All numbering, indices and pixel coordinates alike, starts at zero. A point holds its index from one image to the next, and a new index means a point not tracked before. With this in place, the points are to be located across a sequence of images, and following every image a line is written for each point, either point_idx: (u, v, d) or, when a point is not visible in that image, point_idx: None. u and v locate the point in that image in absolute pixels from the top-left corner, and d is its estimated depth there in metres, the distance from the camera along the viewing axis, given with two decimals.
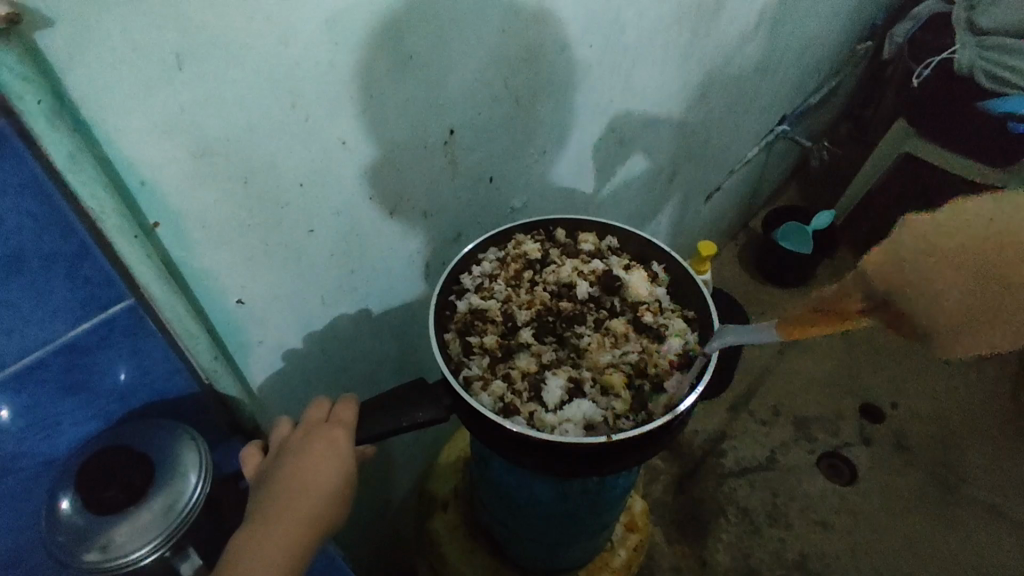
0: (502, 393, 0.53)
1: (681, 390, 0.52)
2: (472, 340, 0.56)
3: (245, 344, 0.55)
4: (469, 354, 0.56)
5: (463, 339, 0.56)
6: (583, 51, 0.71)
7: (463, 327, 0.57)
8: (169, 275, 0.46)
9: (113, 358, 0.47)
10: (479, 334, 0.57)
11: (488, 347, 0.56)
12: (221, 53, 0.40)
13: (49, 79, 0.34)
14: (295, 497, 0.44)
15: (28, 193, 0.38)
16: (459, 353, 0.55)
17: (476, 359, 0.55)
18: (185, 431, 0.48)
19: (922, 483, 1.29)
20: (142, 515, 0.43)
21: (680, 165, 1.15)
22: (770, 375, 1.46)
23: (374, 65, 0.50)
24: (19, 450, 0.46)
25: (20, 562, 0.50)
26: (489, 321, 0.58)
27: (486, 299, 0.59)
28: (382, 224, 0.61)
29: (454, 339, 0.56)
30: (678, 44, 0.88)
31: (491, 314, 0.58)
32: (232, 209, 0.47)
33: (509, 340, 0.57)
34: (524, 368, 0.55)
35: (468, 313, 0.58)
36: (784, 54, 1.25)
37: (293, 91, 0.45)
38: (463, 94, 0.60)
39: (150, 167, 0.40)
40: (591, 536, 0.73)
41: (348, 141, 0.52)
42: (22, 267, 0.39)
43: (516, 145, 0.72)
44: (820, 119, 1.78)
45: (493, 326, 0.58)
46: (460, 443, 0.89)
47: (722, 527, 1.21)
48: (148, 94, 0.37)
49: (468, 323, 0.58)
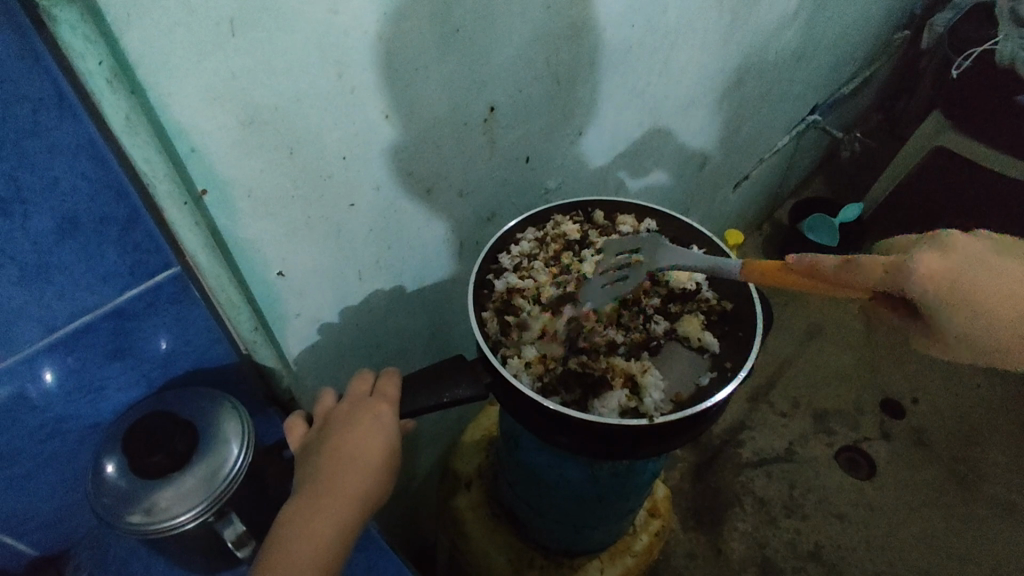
0: (541, 372, 0.52)
1: (720, 380, 0.52)
2: (509, 319, 0.56)
3: (283, 317, 0.55)
4: (506, 331, 0.55)
5: (500, 317, 0.56)
6: (625, 31, 0.70)
7: (501, 306, 0.57)
8: (214, 244, 0.46)
9: (157, 325, 0.47)
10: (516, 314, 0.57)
11: (526, 327, 0.55)
12: (273, 17, 0.39)
13: (108, 39, 0.33)
14: (343, 471, 0.45)
15: (84, 155, 0.38)
16: (497, 331, 0.55)
17: (513, 337, 0.55)
18: (226, 399, 0.49)
19: (942, 480, 1.28)
20: (186, 481, 0.44)
21: (711, 152, 1.13)
22: (791, 366, 1.45)
23: (421, 36, 0.49)
24: (65, 414, 0.47)
25: (63, 519, 0.52)
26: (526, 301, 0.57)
27: (522, 278, 0.59)
28: (420, 201, 0.60)
29: (492, 317, 0.56)
30: (718, 26, 0.86)
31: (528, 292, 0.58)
32: (275, 177, 0.46)
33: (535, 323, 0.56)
34: (560, 342, 0.54)
35: (507, 292, 0.58)
36: (822, 41, 1.22)
37: (341, 61, 0.45)
38: (506, 71, 0.59)
39: (201, 133, 0.40)
40: (616, 520, 0.73)
41: (390, 116, 0.51)
42: (76, 230, 0.40)
43: (553, 126, 0.71)
44: (852, 109, 1.74)
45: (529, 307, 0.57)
46: (484, 423, 0.89)
47: (737, 516, 1.21)
48: (202, 58, 0.37)
49: (506, 302, 0.57)
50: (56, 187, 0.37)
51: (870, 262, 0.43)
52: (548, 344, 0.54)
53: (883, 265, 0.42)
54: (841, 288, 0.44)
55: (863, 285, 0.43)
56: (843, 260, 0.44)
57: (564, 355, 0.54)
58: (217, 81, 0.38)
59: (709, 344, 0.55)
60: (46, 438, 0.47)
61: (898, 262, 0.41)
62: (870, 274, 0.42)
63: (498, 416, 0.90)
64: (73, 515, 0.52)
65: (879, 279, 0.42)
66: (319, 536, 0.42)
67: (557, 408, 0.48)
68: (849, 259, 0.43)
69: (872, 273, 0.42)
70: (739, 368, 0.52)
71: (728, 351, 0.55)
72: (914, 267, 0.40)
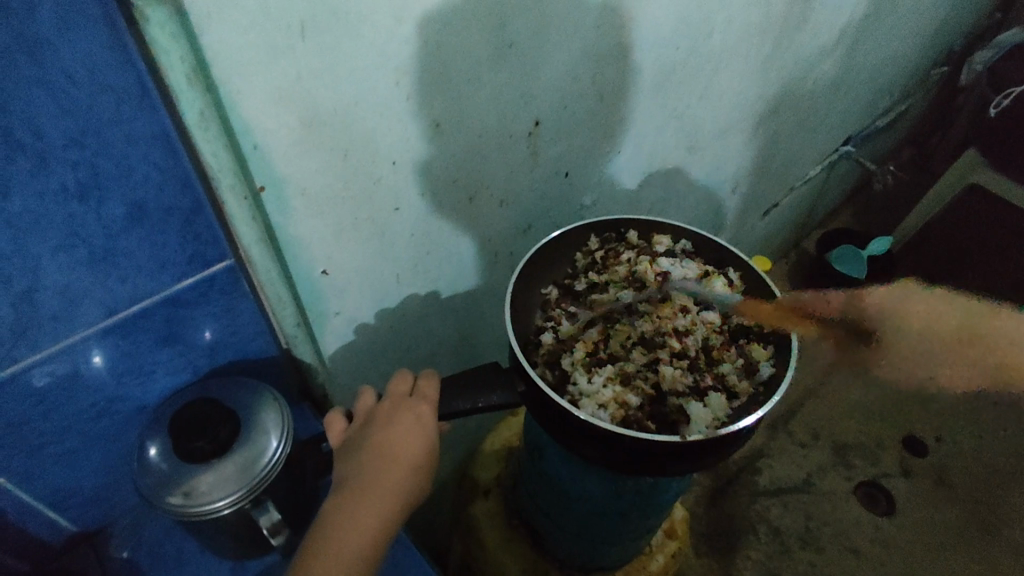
0: (616, 413, 0.51)
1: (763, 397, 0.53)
2: (570, 369, 0.55)
3: (323, 315, 0.56)
4: (570, 380, 0.54)
5: (559, 368, 0.55)
6: (670, 53, 0.71)
7: (553, 357, 0.56)
8: (269, 239, 0.47)
9: (205, 314, 0.49)
10: (574, 361, 0.55)
11: (590, 373, 0.54)
12: (342, 24, 0.41)
13: (191, 38, 0.35)
14: (387, 465, 0.46)
15: (158, 147, 0.40)
16: (560, 381, 0.54)
17: (576, 383, 0.54)
18: (267, 390, 0.50)
19: (980, 519, 1.26)
20: (226, 466, 0.45)
21: (744, 178, 1.14)
22: (813, 398, 1.43)
23: (476, 50, 0.50)
24: (116, 394, 0.49)
25: (106, 496, 0.54)
26: (581, 348, 0.57)
27: (576, 325, 0.59)
28: (462, 208, 0.62)
29: (547, 369, 0.55)
30: (760, 53, 0.87)
31: (584, 343, 0.57)
32: (330, 178, 0.47)
33: (599, 368, 0.55)
34: (625, 383, 0.54)
35: (560, 345, 0.57)
36: (859, 73, 1.22)
37: (399, 69, 0.46)
38: (553, 87, 0.61)
39: (264, 132, 0.41)
40: (634, 538, 0.73)
41: (439, 125, 0.53)
42: (144, 216, 0.42)
43: (593, 143, 0.72)
44: (886, 142, 1.74)
45: (585, 354, 0.56)
46: (505, 433, 0.90)
47: (752, 545, 1.20)
48: (272, 60, 0.38)
49: (561, 353, 0.56)
50: (131, 175, 0.40)
51: (923, 531, 1.23)
52: (618, 387, 0.53)
53: (923, 534, 1.23)
54: (873, 508, 1.26)
55: (926, 538, 1.23)
56: (888, 504, 1.27)
57: (638, 398, 0.53)
58: (284, 83, 0.40)
59: (757, 376, 0.54)
60: (96, 417, 0.49)
61: (889, 501, 1.27)
62: (921, 532, 1.23)
63: (519, 427, 0.90)
64: (113, 493, 0.55)
65: (908, 520, 1.25)
66: (365, 525, 0.43)
67: (620, 433, 0.47)
68: (918, 528, 1.24)
69: (885, 491, 1.29)
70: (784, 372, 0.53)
71: (772, 375, 0.54)
72: (887, 497, 1.28)
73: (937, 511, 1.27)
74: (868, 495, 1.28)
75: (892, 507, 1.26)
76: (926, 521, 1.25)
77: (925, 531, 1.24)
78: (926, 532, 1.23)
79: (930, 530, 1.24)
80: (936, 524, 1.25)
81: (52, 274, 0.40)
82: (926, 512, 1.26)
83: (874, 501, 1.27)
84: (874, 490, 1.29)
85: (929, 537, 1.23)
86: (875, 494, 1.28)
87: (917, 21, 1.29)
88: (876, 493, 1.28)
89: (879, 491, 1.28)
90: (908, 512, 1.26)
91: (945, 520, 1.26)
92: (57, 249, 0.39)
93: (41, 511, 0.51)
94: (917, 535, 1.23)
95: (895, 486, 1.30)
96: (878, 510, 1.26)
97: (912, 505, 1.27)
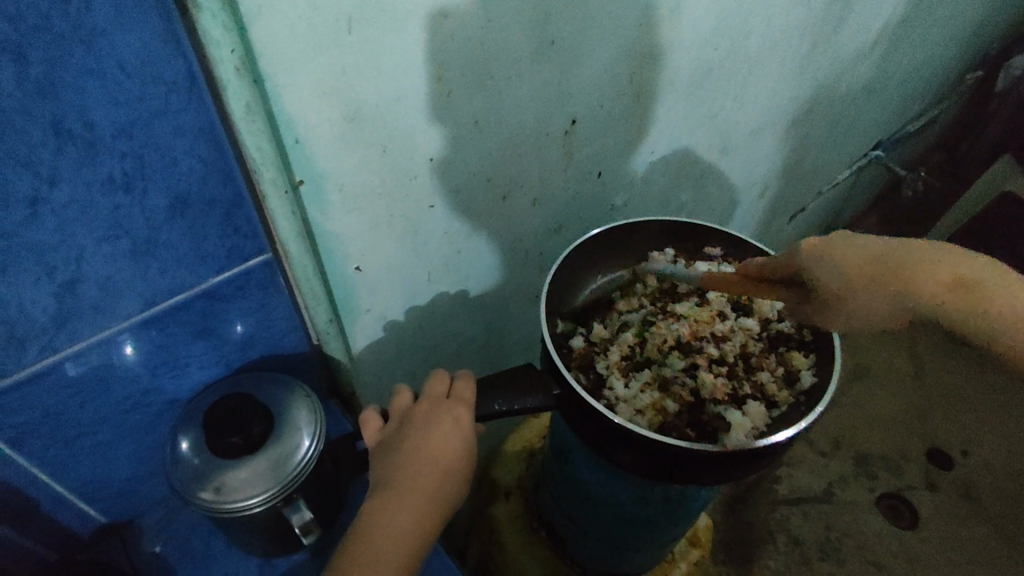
0: (653, 419, 0.50)
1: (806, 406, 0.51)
2: (606, 372, 0.54)
3: (354, 312, 0.55)
4: (606, 384, 0.53)
5: (595, 372, 0.54)
6: (708, 52, 0.70)
7: (589, 360, 0.55)
8: (305, 234, 0.46)
9: (240, 309, 0.49)
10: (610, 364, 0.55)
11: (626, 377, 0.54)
12: (388, 18, 0.40)
13: (240, 30, 0.34)
14: (421, 466, 0.45)
15: (203, 139, 0.39)
16: (596, 384, 0.53)
17: (611, 387, 0.53)
18: (299, 386, 0.50)
19: (1006, 536, 1.23)
20: (259, 462, 0.44)
21: (773, 180, 1.12)
22: (835, 407, 1.41)
23: (518, 47, 0.49)
24: (151, 388, 0.49)
25: (135, 488, 0.54)
26: (617, 352, 0.56)
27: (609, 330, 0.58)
28: (495, 206, 0.61)
29: (583, 372, 0.54)
30: (796, 54, 0.85)
31: (619, 346, 0.56)
32: (368, 174, 0.46)
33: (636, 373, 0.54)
34: (661, 389, 0.53)
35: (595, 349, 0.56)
36: (893, 76, 1.20)
37: (441, 65, 0.45)
38: (591, 86, 0.60)
39: (307, 126, 0.40)
40: (659, 546, 0.72)
41: (478, 121, 0.52)
42: (186, 209, 0.41)
43: (627, 143, 0.71)
44: (916, 147, 1.70)
45: (621, 359, 0.56)
46: (526, 434, 0.90)
47: (770, 554, 1.18)
48: (318, 53, 0.38)
49: (597, 356, 0.56)
50: (175, 167, 0.39)
51: (945, 546, 1.21)
52: (655, 392, 0.52)
53: (947, 549, 1.20)
54: (895, 519, 1.24)
55: (949, 553, 1.20)
56: (911, 516, 1.24)
57: (675, 404, 0.52)
58: (328, 77, 0.39)
59: (799, 385, 0.53)
60: (130, 409, 0.49)
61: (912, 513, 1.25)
62: (945, 547, 1.21)
63: (541, 428, 0.90)
64: (141, 485, 0.54)
65: (931, 534, 1.22)
66: (399, 527, 0.43)
67: (658, 439, 0.46)
68: (941, 542, 1.21)
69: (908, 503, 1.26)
70: (826, 383, 0.52)
71: (814, 386, 0.52)
72: (910, 509, 1.25)
73: (962, 527, 1.24)
74: (891, 506, 1.26)
75: (914, 519, 1.24)
76: (949, 536, 1.22)
77: (948, 546, 1.21)
78: (949, 547, 1.21)
79: (954, 545, 1.21)
80: (959, 540, 1.22)
81: (93, 265, 0.40)
82: (950, 528, 1.24)
83: (897, 512, 1.25)
84: (896, 501, 1.26)
85: (952, 553, 1.20)
86: (897, 505, 1.26)
87: (953, 25, 1.26)
88: (898, 505, 1.26)
89: (902, 503, 1.26)
90: (931, 527, 1.23)
91: (969, 536, 1.23)
92: (100, 241, 0.39)
93: (71, 502, 0.51)
94: (940, 549, 1.20)
95: (918, 499, 1.27)
96: (899, 521, 1.23)
97: (936, 519, 1.25)
